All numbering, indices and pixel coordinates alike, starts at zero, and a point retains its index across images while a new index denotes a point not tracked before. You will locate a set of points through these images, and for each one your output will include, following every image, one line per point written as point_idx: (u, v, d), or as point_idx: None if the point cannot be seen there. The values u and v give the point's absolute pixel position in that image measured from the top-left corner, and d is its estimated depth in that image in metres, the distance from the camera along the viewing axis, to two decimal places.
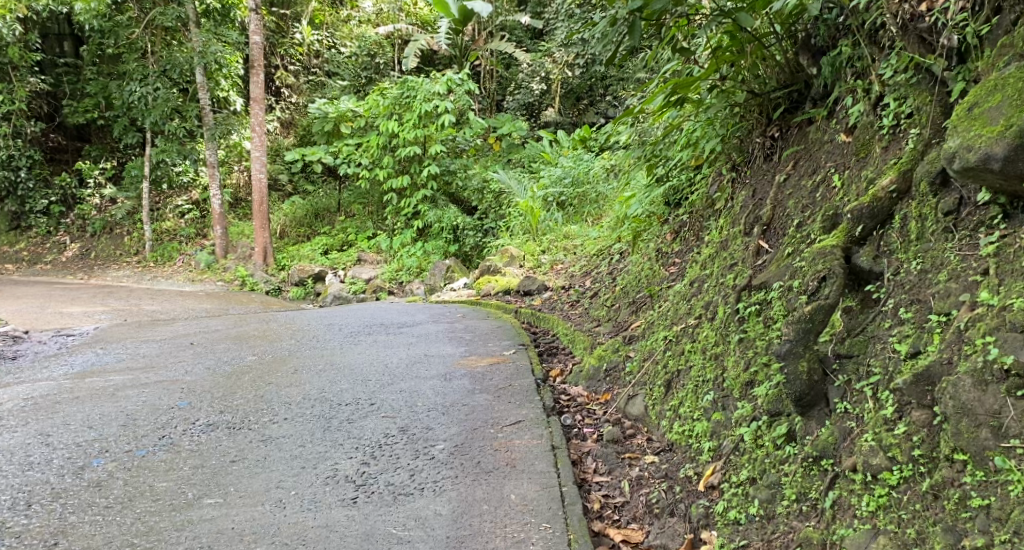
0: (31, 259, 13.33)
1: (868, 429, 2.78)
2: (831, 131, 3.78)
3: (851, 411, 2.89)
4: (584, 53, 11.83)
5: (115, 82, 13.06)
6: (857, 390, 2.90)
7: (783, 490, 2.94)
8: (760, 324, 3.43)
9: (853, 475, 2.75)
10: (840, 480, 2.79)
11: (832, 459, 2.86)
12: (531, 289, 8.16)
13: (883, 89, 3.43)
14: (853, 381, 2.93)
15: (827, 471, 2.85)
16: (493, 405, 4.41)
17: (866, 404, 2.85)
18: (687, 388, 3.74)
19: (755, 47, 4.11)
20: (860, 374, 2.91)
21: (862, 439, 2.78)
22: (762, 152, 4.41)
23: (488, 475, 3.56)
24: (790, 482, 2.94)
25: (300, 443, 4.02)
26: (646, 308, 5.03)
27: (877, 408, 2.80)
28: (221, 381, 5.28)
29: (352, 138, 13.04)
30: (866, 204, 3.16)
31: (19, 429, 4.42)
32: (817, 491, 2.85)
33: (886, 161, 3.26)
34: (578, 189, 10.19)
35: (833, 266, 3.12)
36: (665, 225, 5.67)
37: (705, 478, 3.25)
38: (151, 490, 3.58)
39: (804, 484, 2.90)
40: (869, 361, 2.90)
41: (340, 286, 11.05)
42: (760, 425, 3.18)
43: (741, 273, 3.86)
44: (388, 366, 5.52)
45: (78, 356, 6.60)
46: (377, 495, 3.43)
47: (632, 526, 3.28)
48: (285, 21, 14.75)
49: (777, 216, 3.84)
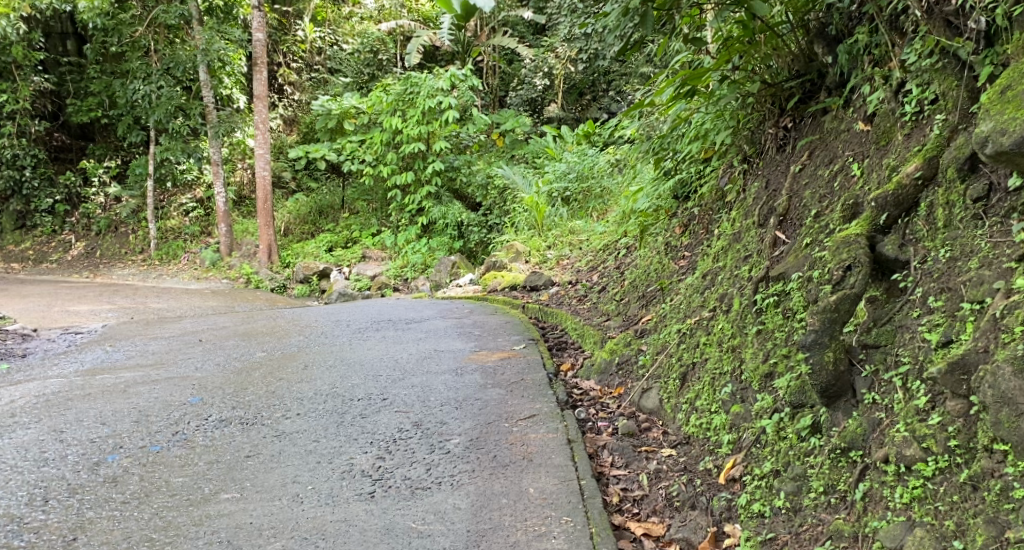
0: (37, 258, 13.34)
1: (899, 420, 2.75)
2: (849, 120, 3.75)
3: (879, 401, 2.86)
4: (588, 48, 11.78)
5: (119, 80, 13.06)
6: (884, 380, 2.87)
7: (809, 482, 2.92)
8: (779, 315, 3.40)
9: (886, 466, 2.72)
10: (870, 472, 2.76)
11: (860, 450, 2.83)
12: (537, 284, 8.10)
13: (905, 75, 3.39)
14: (880, 371, 2.90)
15: (855, 463, 2.82)
16: (506, 399, 4.38)
17: (895, 394, 2.82)
18: (704, 380, 3.71)
19: (767, 37, 4.06)
20: (888, 363, 2.88)
21: (893, 430, 2.75)
22: (776, 143, 4.37)
23: (505, 469, 3.52)
24: (816, 474, 2.91)
25: (314, 438, 4.00)
26: (656, 302, 5.00)
27: (907, 399, 2.77)
28: (232, 377, 5.27)
29: (356, 134, 13.02)
30: (890, 192, 3.13)
31: (32, 425, 4.41)
32: (845, 483, 2.82)
33: (910, 149, 3.22)
34: (583, 184, 10.16)
35: (858, 254, 3.09)
36: (673, 218, 5.63)
37: (726, 471, 3.23)
38: (168, 485, 3.56)
39: (831, 476, 2.87)
40: (898, 351, 2.87)
41: (345, 283, 10.99)
42: (783, 416, 3.16)
43: (757, 265, 3.82)
44: (398, 361, 5.49)
45: (89, 353, 6.61)
46: (394, 490, 3.40)
47: (653, 519, 3.24)
48: (287, 18, 14.93)
49: (794, 206, 3.80)
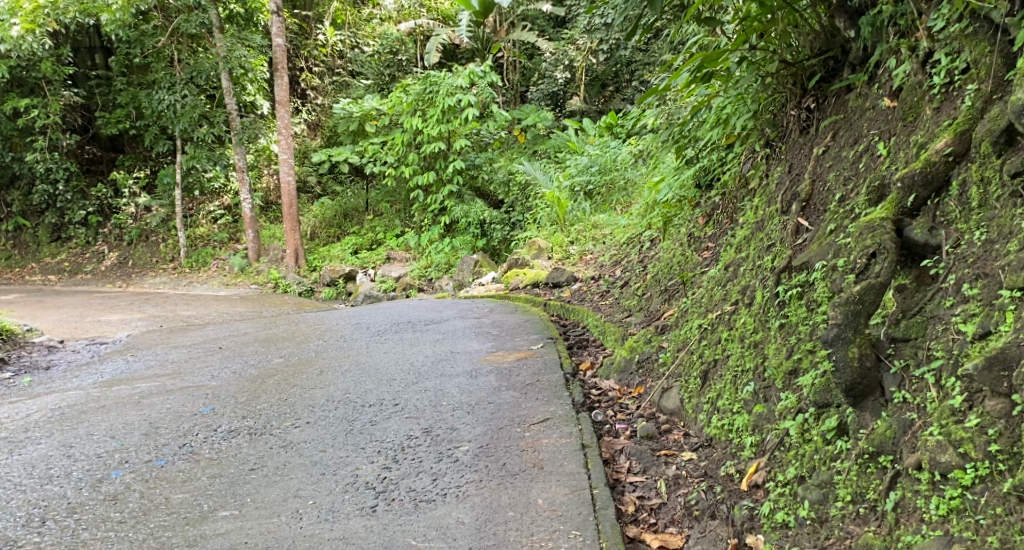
0: (72, 269, 13.45)
1: (932, 422, 2.54)
2: (873, 97, 3.54)
3: (910, 401, 2.65)
4: (608, 39, 11.61)
5: (145, 91, 12.90)
6: (916, 377, 2.66)
7: (836, 490, 2.71)
8: (803, 308, 3.19)
9: (919, 474, 2.51)
10: (902, 479, 2.55)
11: (890, 455, 2.62)
12: (560, 280, 7.91)
13: (932, 45, 3.18)
14: (911, 367, 2.69)
15: (885, 468, 2.62)
16: (520, 402, 4.20)
17: (928, 393, 2.61)
18: (726, 379, 3.50)
19: (786, 13, 3.83)
20: (919, 358, 2.67)
21: (926, 434, 2.54)
22: (798, 125, 4.14)
23: (515, 478, 3.35)
24: (843, 481, 2.71)
25: (320, 447, 3.86)
26: (679, 296, 4.78)
27: (941, 397, 2.56)
28: (246, 385, 5.15)
29: (378, 136, 12.87)
30: (918, 169, 2.92)
31: (42, 441, 4.32)
32: (875, 492, 2.61)
33: (939, 124, 3.00)
34: (606, 177, 9.94)
35: (883, 240, 2.87)
36: (696, 208, 5.43)
37: (748, 476, 3.04)
38: (167, 503, 3.45)
39: (859, 484, 2.66)
40: (930, 345, 2.66)
41: (371, 286, 10.83)
42: (806, 417, 2.96)
43: (780, 255, 3.61)
44: (414, 364, 5.34)
45: (110, 363, 6.53)
46: (397, 503, 3.25)
47: (671, 530, 3.04)
48: (308, 23, 14.74)
49: (817, 190, 3.60)
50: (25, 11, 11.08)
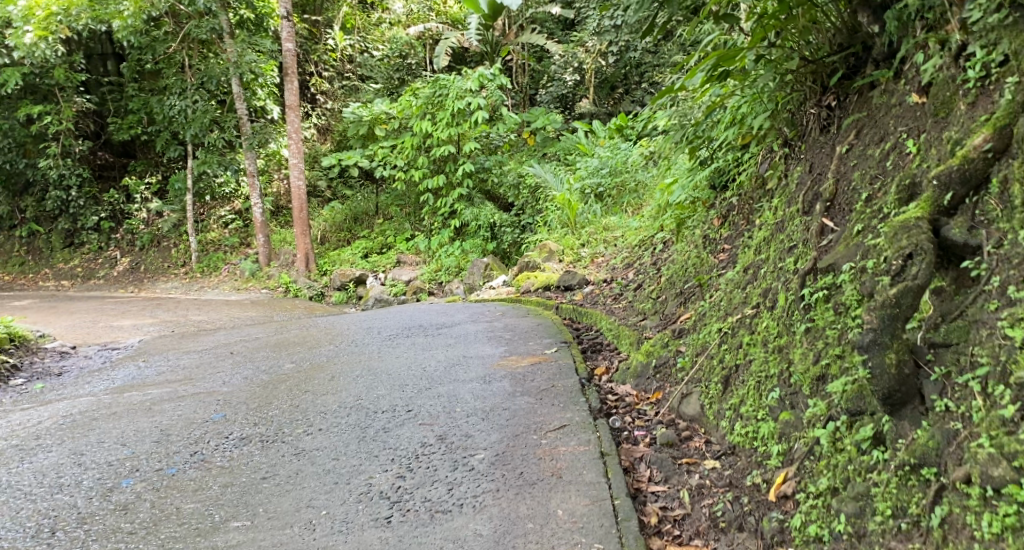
0: (85, 275, 13.44)
1: (981, 433, 2.45)
2: (900, 94, 3.44)
3: (954, 409, 2.55)
4: (618, 40, 11.51)
5: (156, 97, 12.84)
6: (959, 385, 2.56)
7: (874, 503, 2.61)
8: (830, 311, 3.09)
9: (968, 489, 2.41)
10: (948, 494, 2.45)
11: (934, 468, 2.51)
12: (571, 283, 7.81)
13: (966, 38, 3.09)
14: (953, 374, 2.59)
15: (929, 481, 2.51)
16: (535, 408, 4.11)
17: (973, 402, 2.51)
18: (749, 385, 3.41)
19: (805, 10, 3.73)
20: (962, 365, 2.57)
21: (975, 446, 2.44)
22: (818, 124, 4.04)
23: (533, 488, 3.26)
24: (882, 494, 2.61)
25: (333, 456, 3.77)
26: (695, 299, 4.67)
27: (989, 406, 2.45)
28: (258, 391, 5.08)
29: (388, 140, 12.83)
30: (956, 167, 2.82)
31: (53, 449, 4.25)
32: (918, 506, 2.51)
33: (975, 119, 2.90)
34: (617, 179, 9.85)
35: (920, 241, 2.78)
36: (711, 210, 5.33)
37: (776, 486, 2.94)
38: (178, 513, 3.38)
39: (900, 497, 2.56)
40: (974, 351, 2.56)
41: (381, 289, 10.74)
42: (838, 426, 2.86)
43: (804, 256, 3.51)
44: (426, 369, 5.25)
45: (122, 369, 6.46)
46: (413, 514, 3.17)
47: (696, 543, 2.96)
48: (318, 28, 14.83)
49: (841, 190, 3.50)
50: (37, 18, 10.93)
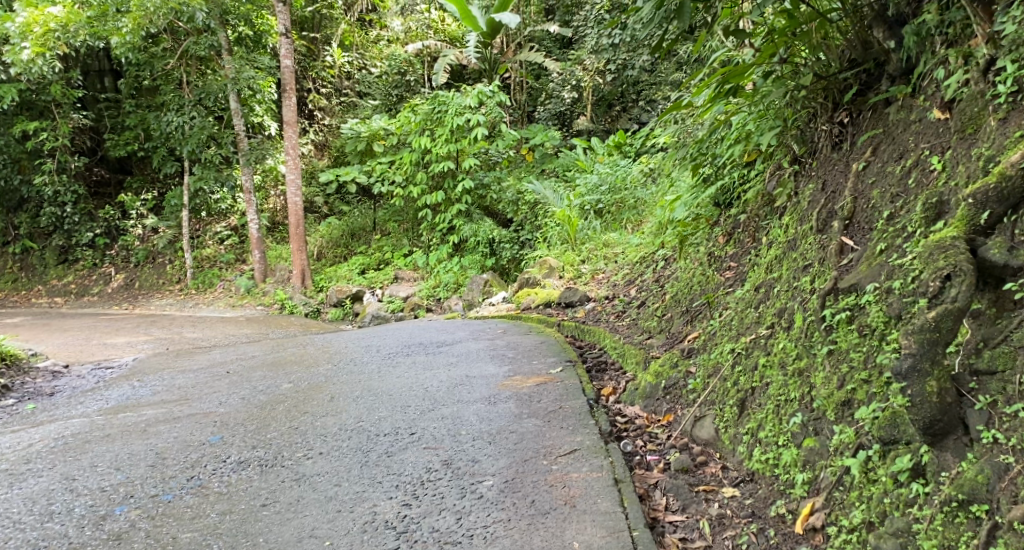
0: (79, 291, 13.27)
1: None
2: (919, 110, 3.38)
3: (1002, 441, 2.50)
4: (617, 59, 11.47)
5: (154, 113, 12.67)
6: (1007, 415, 2.52)
7: (916, 541, 2.54)
8: (854, 333, 3.02)
9: None
10: (1002, 534, 2.40)
11: (984, 505, 2.46)
12: (572, 300, 7.71)
13: (996, 51, 3.05)
14: (1000, 403, 2.55)
15: (979, 519, 2.45)
16: (544, 430, 3.99)
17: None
18: (767, 408, 3.29)
19: (817, 26, 3.65)
20: (1010, 394, 2.53)
21: None
22: (830, 141, 3.94)
23: (547, 518, 3.15)
24: (925, 531, 2.54)
25: (335, 481, 3.64)
26: (703, 318, 4.55)
27: None
28: (255, 412, 4.93)
29: (386, 156, 12.77)
30: (992, 185, 2.78)
31: (44, 474, 4.10)
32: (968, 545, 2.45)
33: (1008, 135, 2.87)
34: (616, 196, 9.76)
35: (959, 261, 2.72)
36: (715, 227, 5.22)
37: (803, 519, 2.85)
38: (174, 543, 3.27)
39: (945, 535, 2.50)
40: (1021, 378, 2.52)
41: (378, 305, 10.60)
42: (870, 455, 2.77)
43: (821, 276, 3.40)
44: (427, 390, 5.11)
45: (115, 389, 6.31)
46: (420, 546, 3.07)
47: None
48: (315, 44, 14.70)
49: (860, 208, 3.41)
50: (35, 35, 10.61)
